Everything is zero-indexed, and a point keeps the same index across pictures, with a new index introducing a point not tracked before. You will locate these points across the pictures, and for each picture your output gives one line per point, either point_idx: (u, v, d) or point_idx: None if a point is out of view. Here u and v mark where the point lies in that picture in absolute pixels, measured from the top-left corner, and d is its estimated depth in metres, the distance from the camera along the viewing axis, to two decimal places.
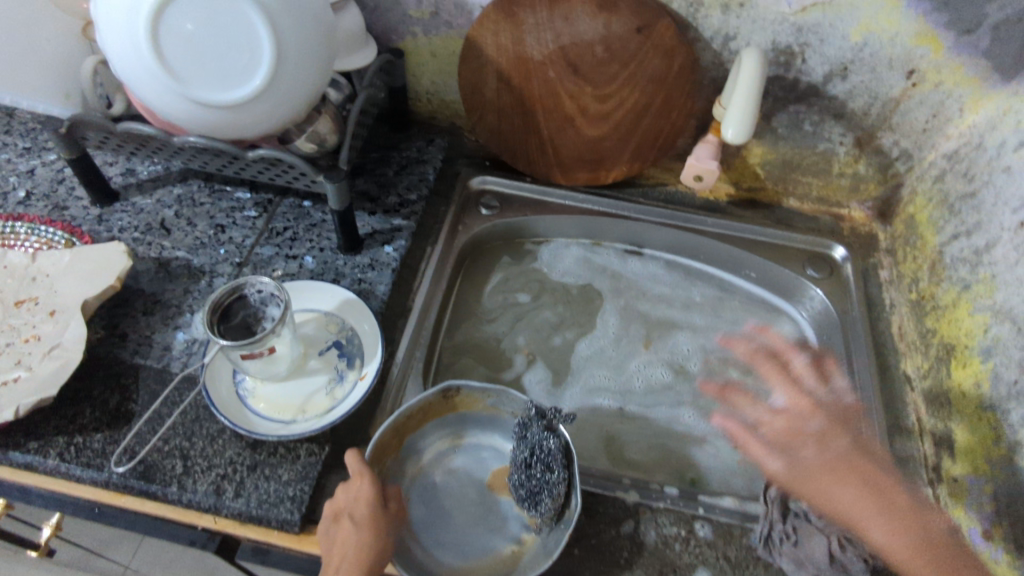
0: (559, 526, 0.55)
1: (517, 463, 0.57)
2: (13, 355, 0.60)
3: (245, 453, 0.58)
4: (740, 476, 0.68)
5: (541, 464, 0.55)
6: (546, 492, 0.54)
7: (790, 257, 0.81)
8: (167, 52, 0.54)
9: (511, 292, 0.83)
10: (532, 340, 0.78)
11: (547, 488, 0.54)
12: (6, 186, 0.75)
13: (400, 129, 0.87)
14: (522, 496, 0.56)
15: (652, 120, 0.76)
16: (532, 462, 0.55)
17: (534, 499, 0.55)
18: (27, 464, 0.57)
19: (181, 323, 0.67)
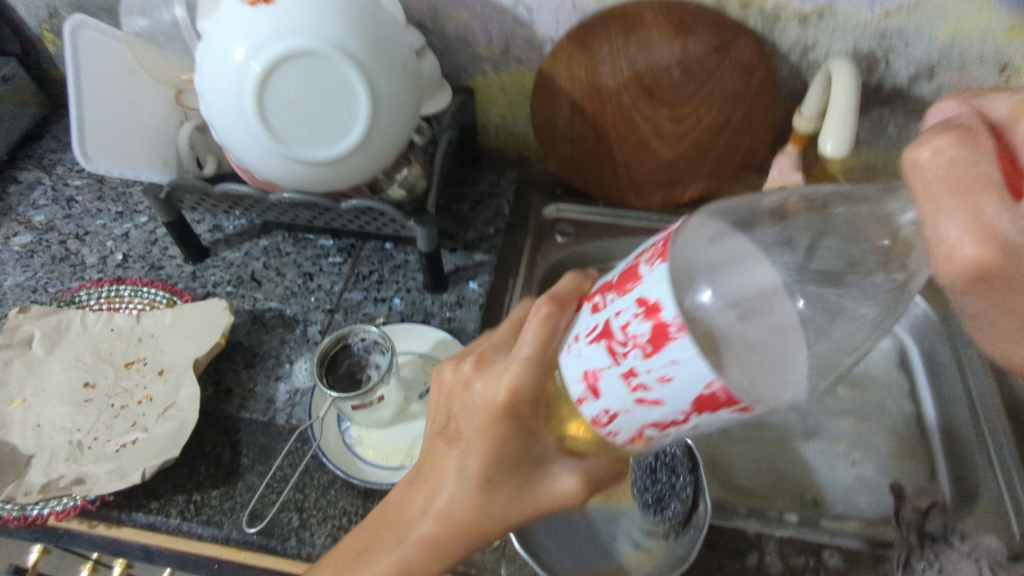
0: (687, 531, 0.56)
1: (640, 469, 0.60)
2: (128, 417, 0.63)
3: (358, 502, 0.59)
4: (863, 495, 0.67)
5: (666, 469, 0.59)
6: (674, 496, 0.57)
7: None
8: (274, 120, 0.54)
9: None
10: None
11: (675, 492, 0.58)
12: (105, 250, 0.79)
13: (471, 165, 0.88)
14: (647, 502, 0.58)
15: (730, 136, 0.75)
16: (657, 467, 0.59)
17: (660, 504, 0.58)
18: (149, 524, 0.59)
19: (282, 374, 0.68)
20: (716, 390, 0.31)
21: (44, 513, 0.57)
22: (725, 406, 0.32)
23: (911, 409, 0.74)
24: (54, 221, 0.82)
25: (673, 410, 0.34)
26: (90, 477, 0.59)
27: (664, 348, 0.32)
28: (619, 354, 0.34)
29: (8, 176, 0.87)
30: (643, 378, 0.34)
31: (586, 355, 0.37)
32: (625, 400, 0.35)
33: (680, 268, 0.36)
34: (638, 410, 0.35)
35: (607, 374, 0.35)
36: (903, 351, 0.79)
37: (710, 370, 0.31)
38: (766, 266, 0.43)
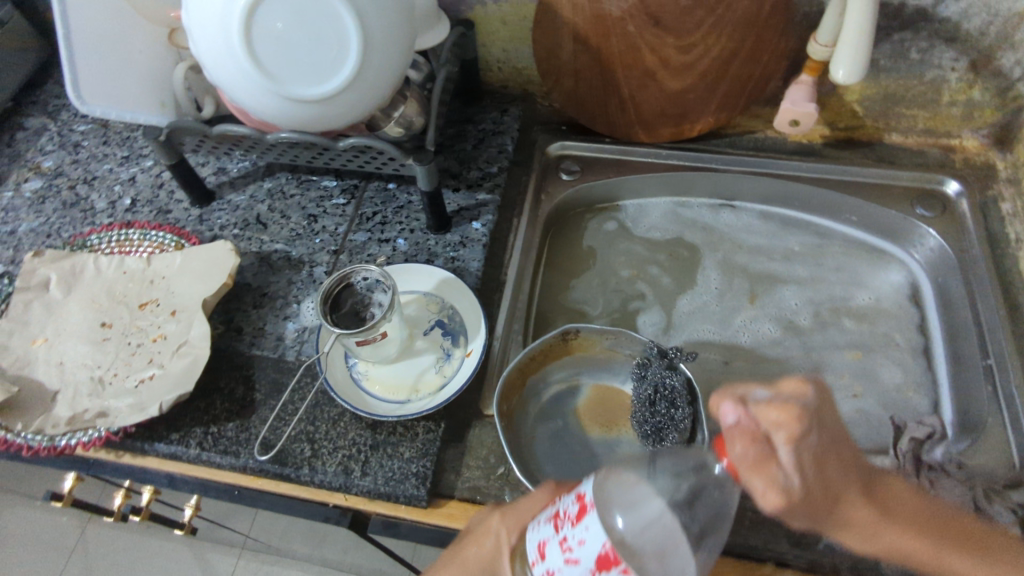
0: None
1: (640, 402, 0.60)
2: (144, 355, 0.65)
3: (366, 433, 0.61)
4: (865, 426, 0.68)
5: (665, 401, 0.58)
6: (672, 427, 0.56)
7: (894, 196, 0.78)
8: (263, 57, 0.53)
9: (614, 270, 0.82)
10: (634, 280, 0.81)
11: (673, 424, 0.57)
12: (113, 195, 0.80)
13: (474, 103, 0.86)
14: (646, 432, 0.58)
15: (742, 64, 0.72)
16: (657, 400, 0.58)
17: (658, 435, 0.57)
18: (171, 453, 0.62)
19: (290, 314, 0.69)
20: (608, 548, 0.36)
21: (72, 443, 0.60)
22: (617, 565, 0.36)
23: (919, 342, 0.73)
24: (63, 166, 0.83)
25: (583, 568, 0.37)
26: (113, 411, 0.61)
27: (583, 520, 0.38)
28: (560, 523, 0.40)
29: (16, 122, 0.88)
30: (570, 542, 0.38)
31: (539, 531, 0.42)
32: (557, 557, 0.39)
33: (621, 480, 0.41)
34: (566, 569, 0.38)
35: (551, 542, 0.39)
36: (915, 283, 0.77)
37: (607, 530, 0.37)
38: (670, 501, 0.39)
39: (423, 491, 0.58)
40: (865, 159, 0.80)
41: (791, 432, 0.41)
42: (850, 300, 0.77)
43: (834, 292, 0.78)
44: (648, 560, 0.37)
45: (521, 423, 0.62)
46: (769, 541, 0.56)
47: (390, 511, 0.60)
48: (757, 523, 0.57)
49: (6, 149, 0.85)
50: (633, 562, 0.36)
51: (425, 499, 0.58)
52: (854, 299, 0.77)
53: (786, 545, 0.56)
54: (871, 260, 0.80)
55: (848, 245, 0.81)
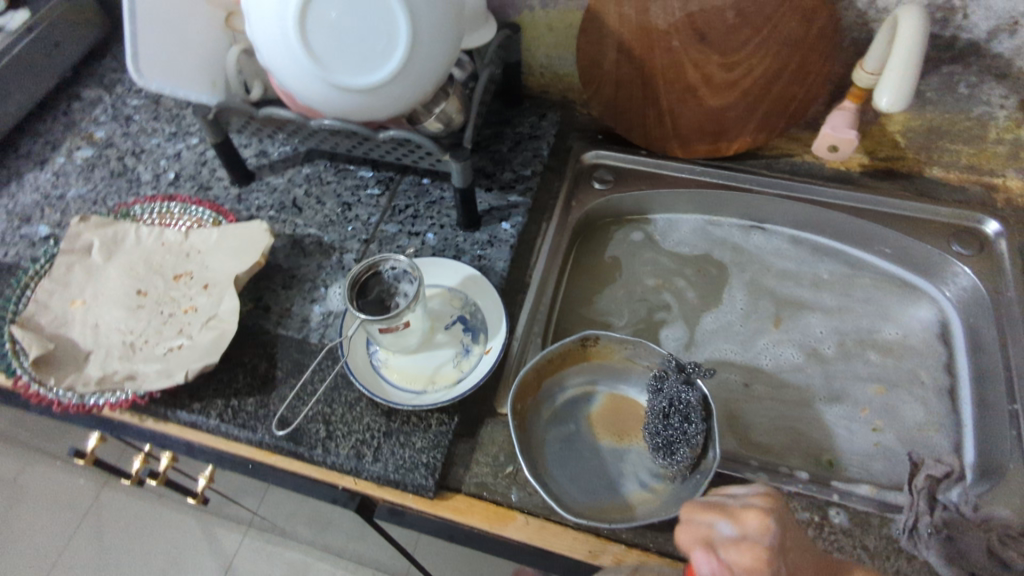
0: (694, 476, 0.56)
1: (654, 413, 0.60)
2: (175, 324, 0.67)
3: (381, 420, 0.62)
4: (883, 461, 0.67)
5: (680, 415, 0.57)
6: (684, 442, 0.56)
7: (932, 231, 0.76)
8: (313, 44, 0.54)
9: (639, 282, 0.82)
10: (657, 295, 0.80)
11: (685, 438, 0.56)
12: (158, 168, 0.83)
13: (513, 106, 0.87)
14: (658, 444, 0.58)
15: (785, 85, 0.72)
16: (671, 413, 0.58)
17: (670, 448, 0.57)
18: (192, 423, 0.64)
19: (317, 297, 0.71)
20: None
21: (100, 404, 0.62)
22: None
23: (945, 381, 0.72)
24: (114, 138, 0.86)
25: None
26: (141, 375, 0.63)
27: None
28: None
29: (73, 92, 0.92)
30: None
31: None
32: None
33: None
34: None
35: None
36: (945, 321, 0.76)
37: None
38: None
39: (431, 482, 0.59)
40: (904, 191, 0.79)
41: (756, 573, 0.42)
42: (877, 333, 0.77)
43: (861, 324, 0.77)
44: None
45: (534, 424, 0.63)
46: None
47: (396, 499, 0.61)
48: None
49: (62, 117, 0.89)
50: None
51: (432, 490, 0.59)
52: (881, 332, 0.77)
53: None
54: (901, 293, 0.79)
55: (879, 277, 0.80)
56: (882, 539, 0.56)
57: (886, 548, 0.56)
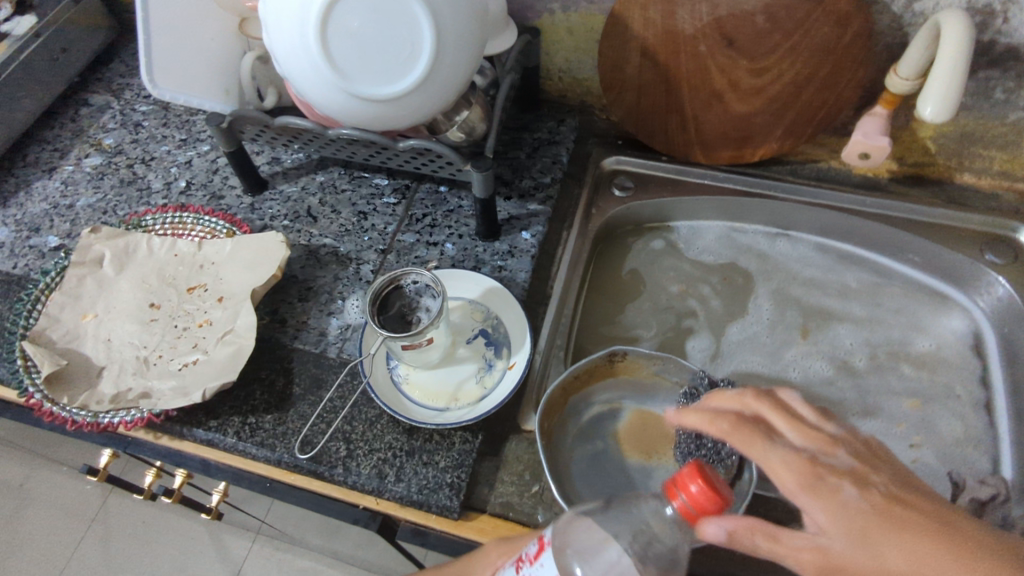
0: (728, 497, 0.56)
1: (685, 433, 0.58)
2: (190, 339, 0.66)
3: (402, 438, 0.61)
4: (918, 478, 0.66)
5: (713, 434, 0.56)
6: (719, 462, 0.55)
7: (963, 240, 0.75)
8: (335, 52, 0.52)
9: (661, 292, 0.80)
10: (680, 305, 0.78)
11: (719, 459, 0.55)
12: (169, 177, 0.81)
13: (531, 110, 0.85)
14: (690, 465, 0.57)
15: (814, 91, 0.70)
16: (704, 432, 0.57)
17: None
18: (208, 441, 0.62)
19: (335, 310, 0.69)
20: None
21: (114, 422, 0.60)
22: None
23: (979, 394, 0.71)
24: (123, 145, 0.84)
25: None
26: (156, 393, 0.61)
27: (540, 558, 0.41)
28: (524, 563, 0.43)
29: (81, 98, 0.90)
30: None
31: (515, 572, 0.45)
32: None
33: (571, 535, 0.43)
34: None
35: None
36: (978, 331, 0.74)
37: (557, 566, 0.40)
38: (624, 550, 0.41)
39: (457, 503, 0.57)
40: (933, 199, 0.78)
41: (858, 475, 0.39)
42: (908, 344, 0.75)
43: (891, 335, 0.76)
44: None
45: (561, 442, 0.61)
46: None
47: (420, 520, 0.59)
48: None
49: (69, 124, 0.87)
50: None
51: (456, 511, 0.57)
52: (913, 344, 0.75)
53: None
54: (932, 303, 0.77)
55: (908, 286, 0.78)
56: None
57: None
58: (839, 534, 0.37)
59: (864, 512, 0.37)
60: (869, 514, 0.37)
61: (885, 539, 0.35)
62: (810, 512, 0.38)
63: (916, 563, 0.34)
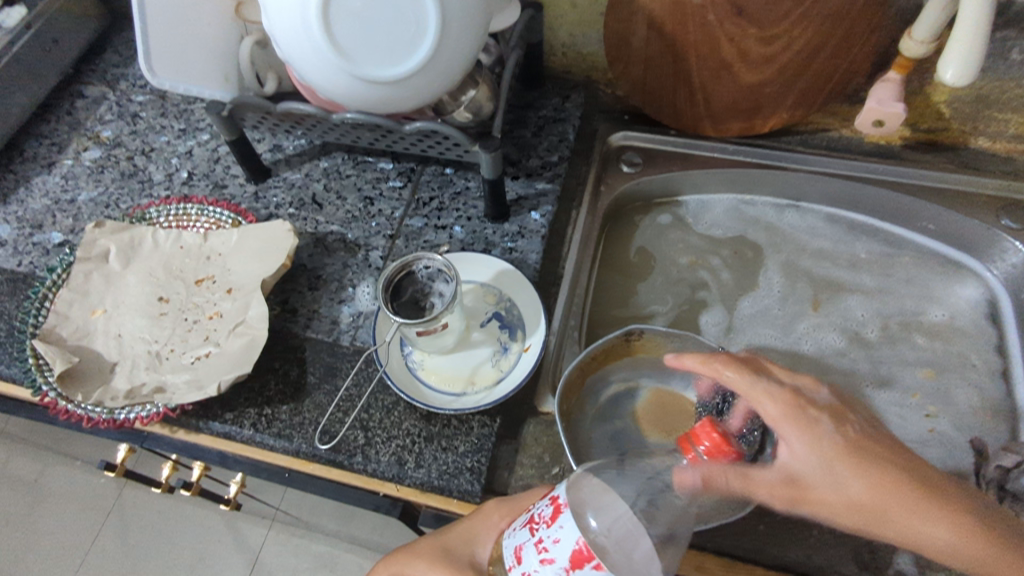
0: None
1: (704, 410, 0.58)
2: (201, 332, 0.65)
3: (420, 424, 0.60)
4: (935, 446, 0.66)
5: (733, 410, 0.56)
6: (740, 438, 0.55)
7: (977, 206, 0.74)
8: (336, 33, 0.51)
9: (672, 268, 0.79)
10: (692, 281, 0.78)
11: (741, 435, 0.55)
12: (170, 168, 0.80)
13: (535, 87, 0.83)
14: None
15: (826, 59, 0.68)
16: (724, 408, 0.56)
17: None
18: (225, 433, 0.62)
19: (345, 298, 0.68)
20: (582, 544, 0.37)
21: (131, 417, 0.60)
22: (591, 561, 0.37)
23: (995, 361, 0.71)
24: (121, 137, 0.83)
25: (558, 566, 0.38)
26: (171, 387, 0.61)
27: (558, 520, 0.39)
28: (536, 527, 0.41)
29: (75, 89, 0.88)
30: (546, 541, 0.39)
31: (515, 535, 0.42)
32: (533, 559, 0.39)
33: (586, 496, 0.42)
34: (542, 569, 0.39)
35: (528, 545, 0.40)
36: (992, 298, 0.74)
37: (582, 529, 0.38)
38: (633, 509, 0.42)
39: (477, 487, 0.57)
40: (947, 165, 0.77)
41: (835, 413, 0.45)
42: (922, 313, 0.75)
43: (905, 306, 0.75)
44: (620, 559, 0.38)
45: (580, 423, 0.61)
46: (835, 562, 0.55)
47: (440, 504, 0.59)
48: (822, 543, 0.56)
49: (65, 117, 0.85)
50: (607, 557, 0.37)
51: (477, 495, 0.57)
52: (926, 314, 0.75)
53: (852, 567, 0.54)
54: (945, 271, 0.77)
55: (921, 255, 0.78)
56: None
57: None
58: (810, 463, 0.43)
59: (833, 448, 0.43)
60: (840, 445, 0.43)
61: (842, 467, 0.42)
62: (786, 443, 0.44)
63: (862, 488, 0.42)
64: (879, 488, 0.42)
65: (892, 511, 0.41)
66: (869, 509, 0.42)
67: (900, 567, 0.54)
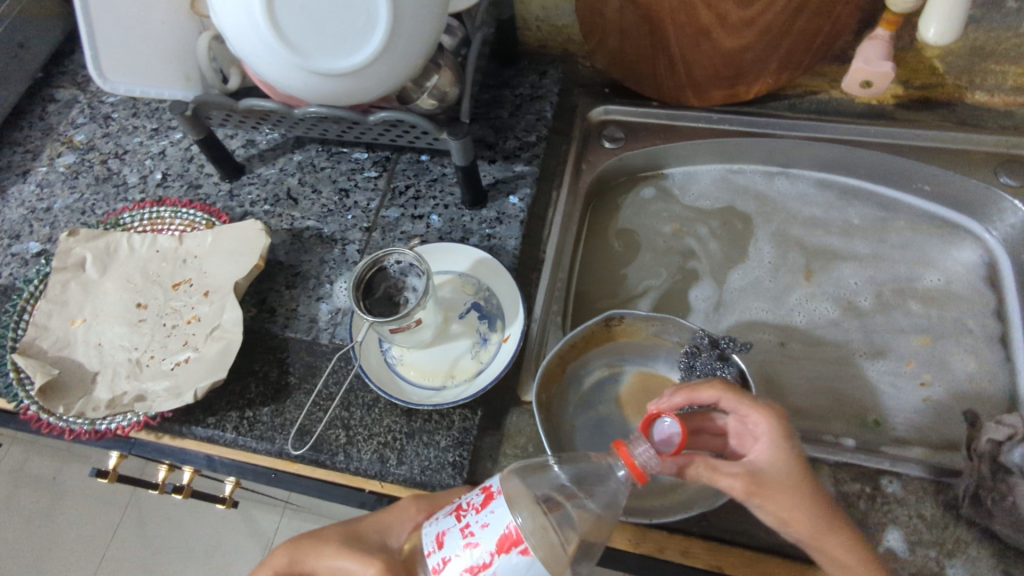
0: None
1: None
2: (180, 337, 0.65)
3: (401, 420, 0.60)
4: (933, 416, 0.64)
5: None
6: None
7: (974, 163, 0.71)
8: (285, 26, 0.49)
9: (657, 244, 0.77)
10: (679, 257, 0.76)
11: None
12: (144, 169, 0.79)
13: (511, 65, 0.81)
14: None
15: (809, 20, 0.65)
16: None
17: None
18: (209, 437, 0.62)
19: (323, 294, 0.68)
20: (512, 528, 0.38)
21: (112, 427, 0.60)
22: (517, 545, 0.37)
23: (994, 326, 0.68)
24: (94, 140, 0.82)
25: (482, 550, 0.38)
26: (150, 395, 0.61)
27: (489, 506, 0.39)
28: (463, 513, 0.40)
29: (46, 94, 0.87)
30: (473, 525, 0.39)
31: (437, 523, 0.41)
32: (455, 544, 0.39)
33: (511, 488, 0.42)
34: (463, 555, 0.38)
35: (451, 531, 0.40)
36: (992, 259, 0.71)
37: (513, 514, 0.38)
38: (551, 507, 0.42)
39: (459, 482, 0.57)
40: (943, 121, 0.73)
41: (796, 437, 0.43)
42: (918, 279, 0.72)
43: (900, 271, 0.73)
44: (545, 545, 0.38)
45: (562, 412, 0.60)
46: None
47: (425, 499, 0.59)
48: None
49: (38, 123, 0.84)
50: (533, 543, 0.38)
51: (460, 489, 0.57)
52: (924, 279, 0.72)
53: None
54: (942, 233, 0.74)
55: (917, 218, 0.75)
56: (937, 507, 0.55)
57: (941, 516, 0.54)
58: (767, 465, 0.42)
59: (800, 469, 0.42)
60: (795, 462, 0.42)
61: (788, 477, 0.41)
62: (760, 450, 0.42)
63: (795, 490, 0.41)
64: (811, 500, 0.41)
65: (810, 513, 0.41)
66: (795, 505, 0.41)
67: (890, 545, 0.53)
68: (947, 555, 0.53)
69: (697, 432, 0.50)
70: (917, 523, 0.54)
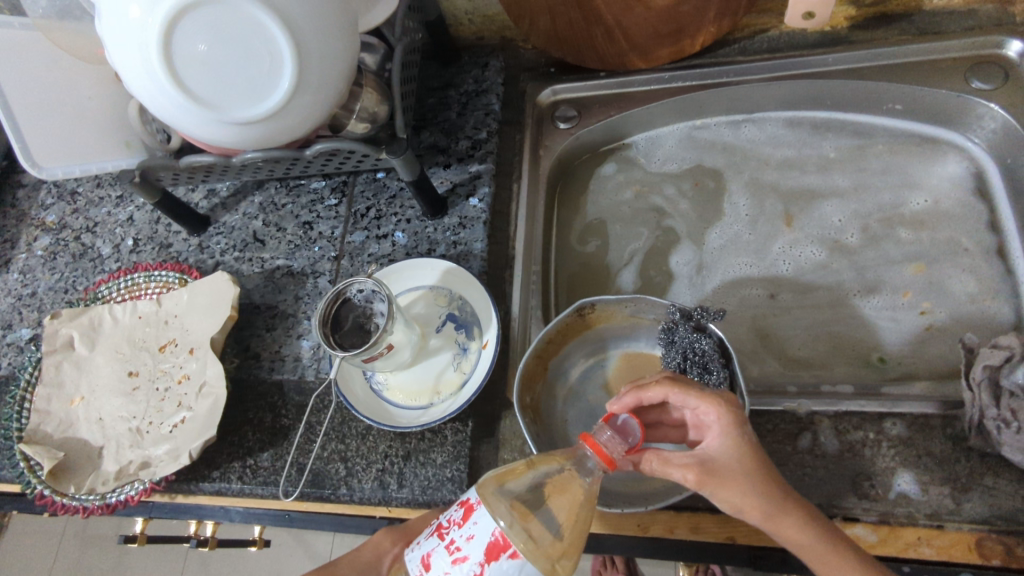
0: None
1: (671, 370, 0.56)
2: (172, 399, 0.66)
3: (396, 444, 0.60)
4: (936, 344, 0.62)
5: (697, 366, 0.53)
6: None
7: (944, 72, 0.67)
8: (192, 85, 0.48)
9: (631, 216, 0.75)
10: (653, 226, 0.74)
11: None
12: (115, 238, 0.80)
13: (451, 63, 0.79)
14: None
15: None
16: (688, 365, 0.54)
17: None
18: (217, 490, 0.63)
19: (303, 331, 0.68)
20: (499, 534, 0.38)
21: (122, 498, 0.62)
22: (506, 550, 0.38)
23: (989, 239, 0.65)
24: (65, 218, 0.83)
25: (471, 563, 0.38)
26: (154, 460, 0.62)
27: (471, 517, 0.40)
28: (445, 531, 0.41)
29: (14, 181, 0.88)
30: (457, 538, 0.39)
31: (420, 548, 0.41)
32: (443, 563, 0.39)
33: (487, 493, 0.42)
34: (452, 571, 0.38)
35: (437, 550, 0.40)
36: (978, 169, 0.68)
37: (497, 519, 0.39)
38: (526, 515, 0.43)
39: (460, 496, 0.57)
40: (903, 34, 0.70)
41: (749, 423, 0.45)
42: (903, 204, 0.69)
43: (883, 198, 0.70)
44: (536, 546, 0.39)
45: (551, 408, 0.59)
46: (834, 497, 0.52)
47: None
48: (820, 479, 0.53)
49: (11, 211, 0.86)
50: (523, 546, 0.39)
51: None
52: (908, 204, 0.69)
53: (854, 499, 0.52)
54: (922, 149, 0.70)
55: (894, 139, 0.71)
56: (946, 441, 0.53)
57: (952, 451, 0.53)
58: (716, 451, 0.44)
59: (749, 454, 0.43)
60: (744, 445, 0.43)
61: (734, 459, 0.43)
62: (712, 439, 0.44)
63: (740, 471, 0.43)
64: (758, 480, 0.43)
65: (757, 494, 0.42)
66: (738, 486, 0.42)
67: (901, 488, 0.52)
68: (961, 490, 0.51)
69: (655, 422, 0.52)
70: (926, 461, 0.53)
